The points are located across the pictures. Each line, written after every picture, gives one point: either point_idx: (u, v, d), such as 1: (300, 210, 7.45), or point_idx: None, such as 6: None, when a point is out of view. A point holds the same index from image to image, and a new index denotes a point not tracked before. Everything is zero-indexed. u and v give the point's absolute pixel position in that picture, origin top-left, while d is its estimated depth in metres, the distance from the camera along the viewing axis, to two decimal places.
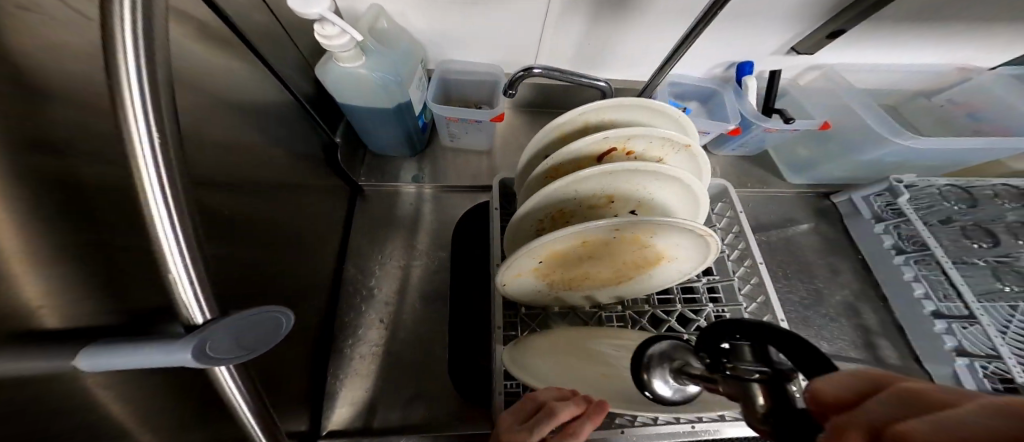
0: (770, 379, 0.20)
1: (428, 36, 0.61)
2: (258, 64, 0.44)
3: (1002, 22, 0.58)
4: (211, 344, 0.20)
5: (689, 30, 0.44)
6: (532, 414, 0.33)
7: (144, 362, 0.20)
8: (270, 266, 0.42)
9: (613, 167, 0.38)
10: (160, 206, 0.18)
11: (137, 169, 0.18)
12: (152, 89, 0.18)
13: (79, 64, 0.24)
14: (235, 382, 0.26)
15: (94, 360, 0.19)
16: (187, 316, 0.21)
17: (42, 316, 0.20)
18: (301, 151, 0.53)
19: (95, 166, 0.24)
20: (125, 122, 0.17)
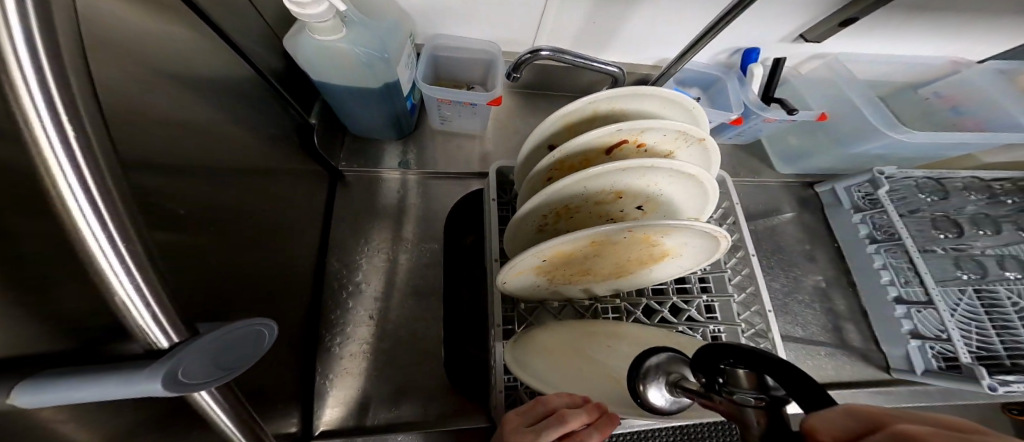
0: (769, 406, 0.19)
1: (415, 5, 0.54)
2: (208, 30, 0.37)
3: (994, 16, 0.58)
4: (185, 368, 0.18)
5: (720, 17, 0.41)
6: (541, 419, 0.30)
7: (96, 395, 0.17)
8: (241, 268, 0.38)
9: (627, 164, 0.35)
10: (88, 221, 0.14)
11: (51, 176, 0.13)
12: (57, 69, 0.13)
13: None
14: (214, 398, 0.24)
15: (29, 396, 0.16)
16: (148, 340, 0.18)
17: None
18: (271, 134, 0.47)
19: None
20: (22, 115, 0.12)
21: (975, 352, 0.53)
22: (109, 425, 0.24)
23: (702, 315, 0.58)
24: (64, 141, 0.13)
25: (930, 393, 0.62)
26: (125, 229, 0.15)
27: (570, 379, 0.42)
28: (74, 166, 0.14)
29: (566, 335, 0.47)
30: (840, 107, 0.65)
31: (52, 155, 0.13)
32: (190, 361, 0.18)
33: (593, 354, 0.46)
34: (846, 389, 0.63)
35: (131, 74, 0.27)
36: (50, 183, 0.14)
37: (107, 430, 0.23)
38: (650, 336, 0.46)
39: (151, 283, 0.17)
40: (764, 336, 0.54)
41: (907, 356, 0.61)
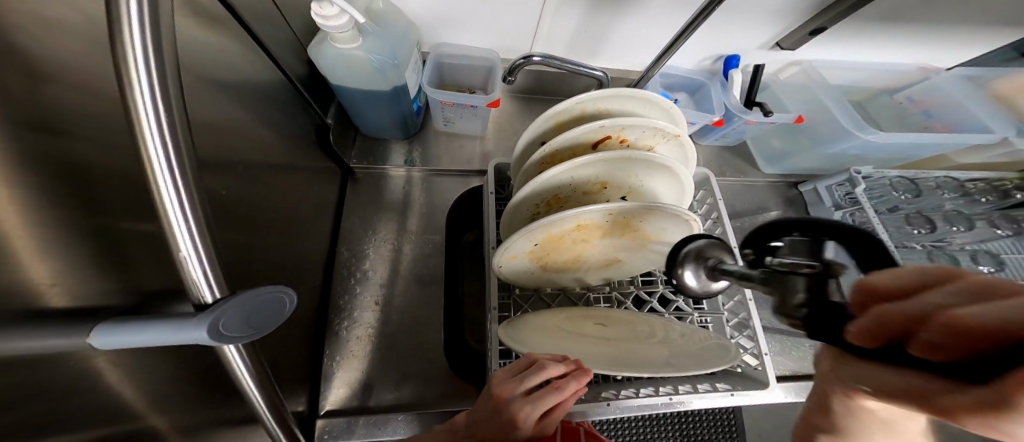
0: (816, 275, 0.17)
1: (422, 17, 0.60)
2: (247, 38, 0.42)
3: (953, 26, 0.63)
4: (223, 322, 0.21)
5: (690, 21, 0.46)
6: (523, 369, 0.35)
7: (157, 339, 0.20)
8: (262, 250, 0.42)
9: (608, 155, 0.40)
10: (170, 190, 0.19)
11: (146, 149, 0.18)
12: (161, 69, 0.18)
13: (78, 44, 0.24)
14: (247, 369, 0.27)
15: (106, 338, 0.20)
16: (196, 295, 0.21)
17: (48, 296, 0.20)
18: (291, 133, 0.51)
19: (98, 152, 0.24)
20: (133, 105, 0.17)
21: None
22: (152, 377, 0.27)
23: (689, 305, 0.61)
24: (162, 119, 0.18)
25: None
26: (192, 194, 0.19)
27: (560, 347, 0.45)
28: (162, 139, 0.18)
29: (557, 319, 0.50)
30: (816, 110, 0.69)
31: (150, 130, 0.18)
32: (226, 317, 0.21)
33: (581, 331, 0.49)
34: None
35: (185, 73, 0.32)
36: (141, 153, 0.18)
37: (149, 382, 0.27)
38: (635, 322, 0.50)
39: (206, 242, 0.21)
40: (746, 325, 0.59)
41: None
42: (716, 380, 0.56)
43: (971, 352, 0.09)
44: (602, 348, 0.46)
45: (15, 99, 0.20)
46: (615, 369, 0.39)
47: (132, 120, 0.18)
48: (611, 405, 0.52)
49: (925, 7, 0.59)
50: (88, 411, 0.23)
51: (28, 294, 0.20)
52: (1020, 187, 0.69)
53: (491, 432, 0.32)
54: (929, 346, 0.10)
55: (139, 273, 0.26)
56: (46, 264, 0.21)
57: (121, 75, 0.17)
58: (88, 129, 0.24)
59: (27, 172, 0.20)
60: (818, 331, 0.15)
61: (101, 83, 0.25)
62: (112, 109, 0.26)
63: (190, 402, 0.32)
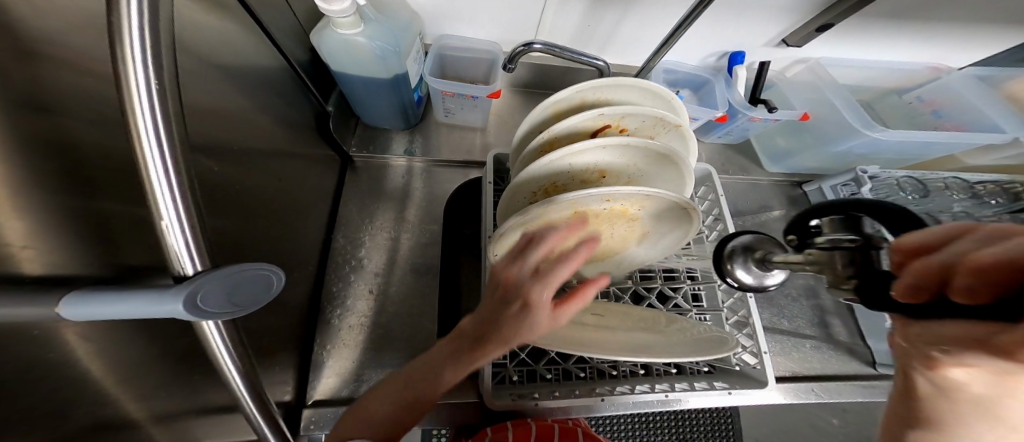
0: (858, 248, 0.18)
1: (425, 8, 0.60)
2: (253, 26, 0.42)
3: (966, 23, 0.62)
4: (201, 296, 0.21)
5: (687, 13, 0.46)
6: (525, 245, 0.35)
7: (132, 310, 0.20)
8: (257, 234, 0.42)
9: (607, 141, 0.39)
10: (154, 156, 0.19)
11: (133, 115, 0.18)
12: (153, 39, 0.18)
13: (77, 20, 0.24)
14: (228, 348, 0.26)
15: (79, 307, 0.20)
16: (176, 267, 0.21)
17: (22, 263, 0.21)
18: (291, 120, 0.52)
19: (89, 129, 0.24)
20: (123, 73, 0.18)
21: None
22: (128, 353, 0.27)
23: (688, 303, 0.60)
24: (153, 84, 0.18)
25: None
26: (176, 161, 0.20)
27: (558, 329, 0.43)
28: (150, 107, 0.18)
29: None
30: (820, 107, 0.68)
31: (137, 94, 0.18)
32: (205, 288, 0.21)
33: (579, 319, 0.47)
34: (828, 381, 0.65)
35: (185, 54, 0.32)
36: (128, 119, 0.18)
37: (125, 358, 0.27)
38: (630, 315, 0.50)
39: (188, 211, 0.20)
40: (746, 324, 0.57)
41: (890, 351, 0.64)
42: (714, 378, 0.55)
43: (1007, 285, 0.11)
44: (600, 334, 0.43)
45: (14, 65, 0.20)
46: (616, 352, 0.37)
47: (120, 87, 0.18)
48: (605, 401, 0.51)
49: (936, 4, 0.58)
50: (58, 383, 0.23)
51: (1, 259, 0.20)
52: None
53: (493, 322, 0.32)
54: (968, 290, 0.12)
55: (121, 246, 0.26)
56: (26, 232, 0.21)
57: (111, 43, 0.17)
58: (84, 106, 0.24)
59: (14, 141, 0.20)
60: (875, 299, 0.16)
61: (98, 65, 0.25)
62: (100, 87, 0.25)
63: (164, 382, 0.31)
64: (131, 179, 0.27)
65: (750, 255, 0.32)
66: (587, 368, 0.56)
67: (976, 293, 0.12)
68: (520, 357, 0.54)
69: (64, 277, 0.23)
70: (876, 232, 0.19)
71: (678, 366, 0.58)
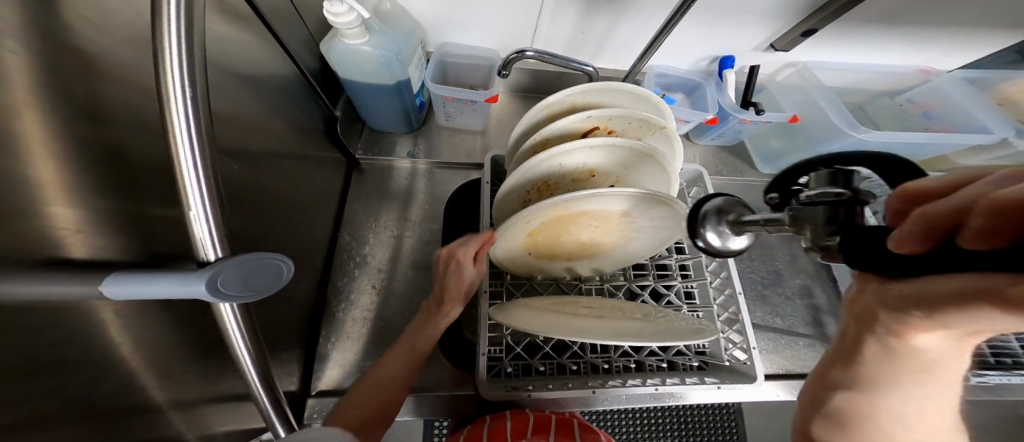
0: (843, 202, 0.16)
1: (428, 18, 0.64)
2: (269, 37, 0.46)
3: (951, 27, 0.64)
4: (222, 280, 0.24)
5: (670, 18, 0.49)
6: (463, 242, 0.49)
7: (165, 290, 0.23)
8: (269, 229, 0.45)
9: (593, 142, 0.42)
10: (187, 153, 0.22)
11: (170, 118, 0.21)
12: (189, 54, 0.21)
13: (122, 36, 0.27)
14: (241, 331, 0.29)
15: (118, 288, 0.22)
16: (201, 253, 0.24)
17: (72, 247, 0.23)
18: (301, 124, 0.55)
19: (129, 130, 0.28)
20: (164, 82, 0.21)
21: None
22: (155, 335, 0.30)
23: (681, 299, 0.61)
24: (188, 88, 0.21)
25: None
26: (204, 158, 0.22)
27: (550, 319, 0.45)
28: (184, 111, 0.21)
29: (546, 303, 0.51)
30: (809, 110, 0.70)
31: (175, 96, 0.21)
32: (224, 273, 0.24)
33: (572, 310, 0.49)
34: None
35: (211, 65, 0.36)
36: (167, 121, 0.21)
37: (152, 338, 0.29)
38: (622, 308, 0.51)
39: (212, 201, 0.23)
40: (737, 321, 0.58)
41: None
42: (705, 373, 0.56)
43: (1019, 223, 0.11)
44: (591, 321, 0.45)
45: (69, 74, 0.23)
46: (601, 337, 0.39)
47: (161, 94, 0.21)
48: (597, 393, 0.52)
49: (919, 10, 0.60)
50: (94, 356, 0.25)
51: (52, 243, 0.22)
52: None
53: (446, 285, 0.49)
54: (985, 235, 0.12)
55: (150, 236, 0.29)
56: (75, 220, 0.24)
57: (157, 57, 0.21)
58: (125, 110, 0.27)
59: (67, 141, 0.23)
60: (854, 253, 0.15)
61: (139, 75, 0.29)
62: (146, 92, 0.29)
63: (184, 365, 0.34)
64: (161, 175, 0.30)
65: (723, 218, 0.23)
66: (581, 362, 0.57)
67: (994, 237, 0.11)
68: (516, 351, 0.56)
69: (106, 261, 0.25)
70: (860, 189, 0.17)
71: (671, 361, 0.58)
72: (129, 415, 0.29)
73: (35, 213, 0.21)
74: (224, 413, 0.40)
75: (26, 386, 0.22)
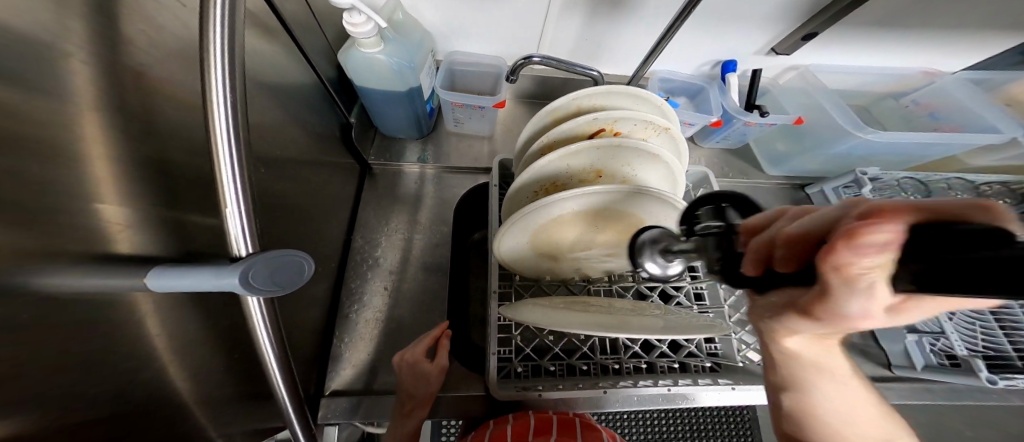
0: (722, 234, 0.20)
1: (438, 28, 0.66)
2: (293, 48, 0.49)
3: (952, 29, 0.65)
4: (252, 274, 0.25)
5: (672, 22, 0.51)
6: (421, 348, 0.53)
7: (201, 283, 0.25)
8: (286, 230, 0.47)
9: (599, 142, 0.43)
10: (226, 152, 0.25)
11: (212, 122, 0.24)
12: (228, 67, 0.25)
13: (163, 46, 0.29)
14: (266, 326, 0.30)
15: (161, 279, 0.24)
16: (234, 248, 0.26)
17: (118, 241, 0.25)
18: (319, 130, 0.57)
19: (169, 133, 0.29)
20: (209, 92, 0.24)
21: (975, 349, 0.58)
22: (188, 330, 0.31)
23: (690, 300, 0.61)
24: (229, 96, 0.25)
25: (933, 391, 0.61)
26: (240, 156, 0.25)
27: (560, 315, 0.45)
28: (225, 116, 0.25)
29: (554, 301, 0.51)
30: (813, 112, 0.70)
31: (218, 103, 0.24)
32: (254, 268, 0.25)
33: (583, 307, 0.49)
34: None
35: None
36: (209, 125, 0.24)
37: (184, 332, 0.31)
38: (633, 305, 0.51)
39: (245, 197, 0.26)
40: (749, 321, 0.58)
41: (905, 352, 0.63)
42: (718, 374, 0.56)
43: (804, 248, 0.16)
44: (601, 317, 0.45)
45: (122, 83, 0.25)
46: (612, 331, 0.39)
47: (205, 102, 0.24)
48: (608, 394, 0.52)
49: (920, 12, 0.61)
50: (132, 349, 0.26)
51: (102, 238, 0.24)
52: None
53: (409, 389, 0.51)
54: (785, 258, 0.17)
55: (185, 233, 0.30)
56: (122, 217, 0.25)
57: (204, 72, 0.24)
58: (168, 115, 0.29)
59: (114, 143, 0.24)
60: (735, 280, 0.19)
61: (178, 82, 0.30)
62: (184, 102, 0.31)
63: (216, 361, 0.35)
64: (196, 176, 0.32)
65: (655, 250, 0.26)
66: (591, 363, 0.57)
67: (792, 258, 0.16)
68: (526, 351, 0.56)
69: (148, 256, 0.27)
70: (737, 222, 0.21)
71: (682, 363, 0.58)
72: (161, 407, 0.29)
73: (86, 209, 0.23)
74: (246, 411, 0.41)
75: (70, 374, 0.23)
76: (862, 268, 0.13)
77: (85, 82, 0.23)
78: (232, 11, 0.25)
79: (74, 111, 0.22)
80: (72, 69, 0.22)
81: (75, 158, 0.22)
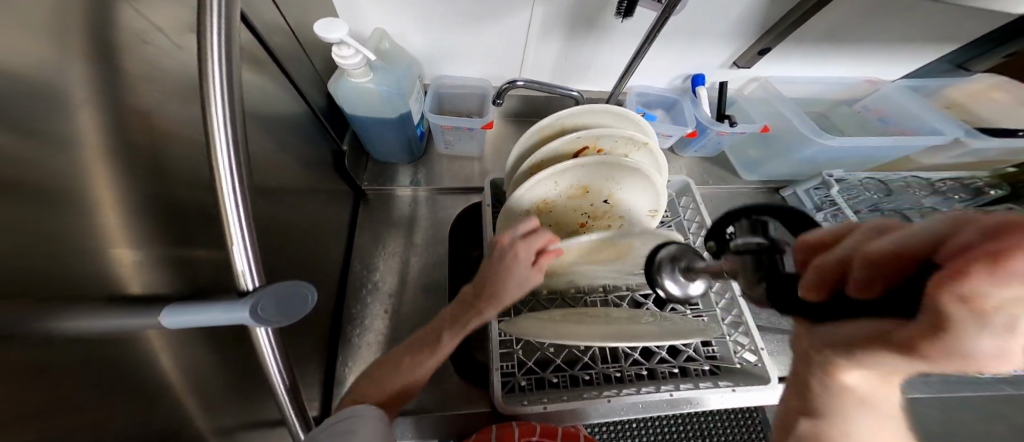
0: (763, 251, 0.18)
1: (424, 54, 0.69)
2: (281, 80, 0.50)
3: (888, 43, 0.73)
4: (260, 307, 0.26)
5: (643, 43, 0.55)
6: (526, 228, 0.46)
7: (211, 318, 0.25)
8: (280, 259, 0.46)
9: (581, 161, 0.46)
10: (230, 189, 0.26)
11: (216, 161, 0.26)
12: (228, 106, 0.26)
13: (169, 89, 0.30)
14: (275, 357, 0.30)
15: (170, 316, 0.25)
16: (242, 284, 0.27)
17: (130, 283, 0.25)
18: (310, 157, 0.57)
19: (178, 177, 0.30)
20: (212, 132, 0.25)
21: None
22: (198, 367, 0.31)
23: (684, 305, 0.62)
24: (230, 134, 0.26)
25: (927, 383, 0.62)
26: (244, 192, 0.26)
27: (557, 328, 0.46)
28: (228, 154, 0.26)
29: (553, 316, 0.51)
30: (777, 120, 0.76)
31: (221, 143, 0.25)
32: (263, 302, 0.26)
33: (579, 319, 0.50)
34: None
35: None
36: (212, 163, 0.26)
37: (196, 368, 0.31)
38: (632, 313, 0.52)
39: (250, 228, 0.27)
40: (741, 322, 0.60)
41: None
42: (719, 377, 0.57)
43: (895, 274, 0.11)
44: (599, 329, 0.46)
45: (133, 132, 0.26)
46: (608, 339, 0.41)
47: (208, 143, 0.25)
48: (612, 401, 0.53)
49: (856, 28, 0.69)
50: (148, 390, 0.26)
51: (116, 280, 0.24)
52: (991, 185, 0.70)
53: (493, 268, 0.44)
54: (862, 284, 0.12)
55: (193, 270, 0.31)
56: (133, 259, 0.26)
57: (205, 114, 0.25)
58: (174, 159, 0.30)
59: (128, 188, 0.25)
60: (787, 304, 0.15)
61: (176, 118, 0.31)
62: (188, 143, 0.32)
63: (226, 397, 0.35)
64: (202, 213, 0.33)
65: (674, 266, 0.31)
66: (593, 372, 0.58)
67: (867, 286, 0.11)
68: (528, 365, 0.57)
69: (158, 295, 0.27)
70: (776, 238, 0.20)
71: (683, 367, 0.60)
72: None
73: (99, 254, 0.23)
74: None
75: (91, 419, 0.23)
76: (1001, 304, 0.08)
77: (102, 132, 0.24)
78: (228, 49, 0.27)
79: (92, 161, 0.23)
80: (83, 121, 0.23)
81: (94, 204, 0.23)
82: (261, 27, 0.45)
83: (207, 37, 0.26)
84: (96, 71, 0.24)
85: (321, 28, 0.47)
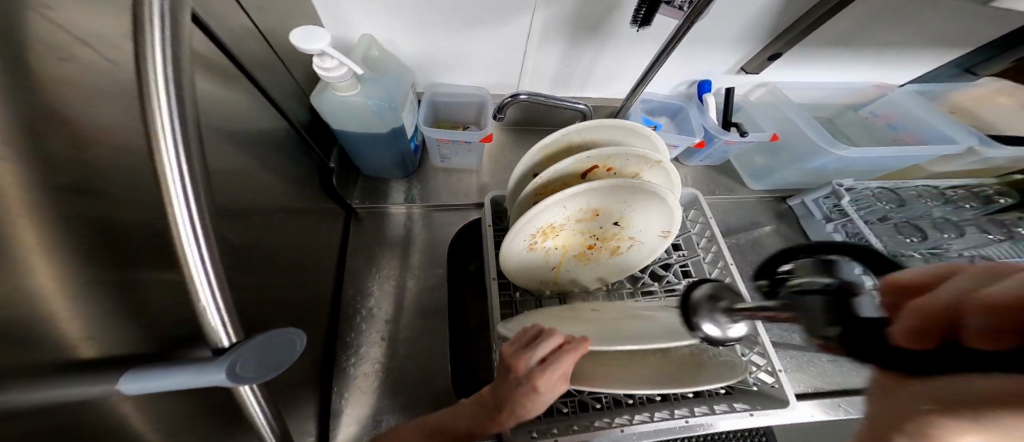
0: (833, 293, 0.14)
1: (418, 61, 0.65)
2: (258, 96, 0.45)
3: (897, 47, 0.71)
4: (240, 364, 0.21)
5: (658, 54, 0.51)
6: (530, 339, 0.37)
7: (177, 381, 0.21)
8: (263, 296, 0.42)
9: (593, 184, 0.42)
10: (191, 237, 0.20)
11: (171, 203, 0.19)
12: (183, 134, 0.20)
13: (124, 110, 0.26)
14: (265, 413, 0.26)
15: (133, 381, 0.21)
16: (216, 338, 0.22)
17: (81, 346, 0.21)
18: (296, 176, 0.53)
19: (135, 217, 0.26)
20: (161, 166, 0.19)
21: None
22: (171, 430, 0.27)
23: None
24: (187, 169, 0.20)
25: None
26: (209, 240, 0.21)
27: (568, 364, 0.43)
28: (184, 190, 0.19)
29: None
30: (785, 127, 0.73)
31: (173, 180, 0.19)
32: (243, 358, 0.21)
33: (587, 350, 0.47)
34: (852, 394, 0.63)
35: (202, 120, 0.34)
36: (165, 205, 0.19)
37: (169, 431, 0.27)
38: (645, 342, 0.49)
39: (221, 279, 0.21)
40: (756, 342, 0.58)
41: None
42: (733, 399, 0.55)
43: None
44: (615, 369, 0.43)
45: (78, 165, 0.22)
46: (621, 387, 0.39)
47: (157, 179, 0.19)
48: (625, 432, 0.50)
49: (867, 32, 0.67)
50: None
51: (62, 345, 0.20)
52: (1000, 192, 0.66)
53: (511, 401, 0.35)
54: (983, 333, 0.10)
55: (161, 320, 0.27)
56: (82, 318, 0.21)
57: (150, 143, 0.19)
58: (130, 194, 0.26)
59: (72, 234, 0.21)
60: (856, 350, 0.12)
61: (136, 143, 0.27)
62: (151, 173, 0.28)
63: None
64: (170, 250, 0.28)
65: (714, 306, 0.24)
66: (603, 397, 0.55)
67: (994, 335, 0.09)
68: None
69: (117, 356, 0.23)
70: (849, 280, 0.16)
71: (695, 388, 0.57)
72: None
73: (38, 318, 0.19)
74: None
75: None
76: None
77: (41, 165, 0.20)
78: (176, 54, 0.20)
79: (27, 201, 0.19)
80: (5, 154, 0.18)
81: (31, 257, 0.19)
82: (228, 37, 0.40)
83: (150, 40, 0.19)
84: (28, 91, 0.20)
85: (299, 38, 0.42)
